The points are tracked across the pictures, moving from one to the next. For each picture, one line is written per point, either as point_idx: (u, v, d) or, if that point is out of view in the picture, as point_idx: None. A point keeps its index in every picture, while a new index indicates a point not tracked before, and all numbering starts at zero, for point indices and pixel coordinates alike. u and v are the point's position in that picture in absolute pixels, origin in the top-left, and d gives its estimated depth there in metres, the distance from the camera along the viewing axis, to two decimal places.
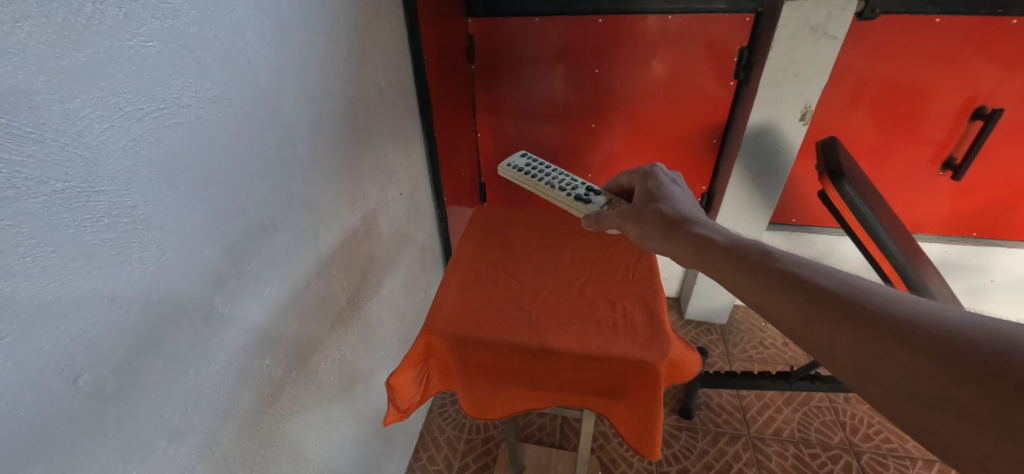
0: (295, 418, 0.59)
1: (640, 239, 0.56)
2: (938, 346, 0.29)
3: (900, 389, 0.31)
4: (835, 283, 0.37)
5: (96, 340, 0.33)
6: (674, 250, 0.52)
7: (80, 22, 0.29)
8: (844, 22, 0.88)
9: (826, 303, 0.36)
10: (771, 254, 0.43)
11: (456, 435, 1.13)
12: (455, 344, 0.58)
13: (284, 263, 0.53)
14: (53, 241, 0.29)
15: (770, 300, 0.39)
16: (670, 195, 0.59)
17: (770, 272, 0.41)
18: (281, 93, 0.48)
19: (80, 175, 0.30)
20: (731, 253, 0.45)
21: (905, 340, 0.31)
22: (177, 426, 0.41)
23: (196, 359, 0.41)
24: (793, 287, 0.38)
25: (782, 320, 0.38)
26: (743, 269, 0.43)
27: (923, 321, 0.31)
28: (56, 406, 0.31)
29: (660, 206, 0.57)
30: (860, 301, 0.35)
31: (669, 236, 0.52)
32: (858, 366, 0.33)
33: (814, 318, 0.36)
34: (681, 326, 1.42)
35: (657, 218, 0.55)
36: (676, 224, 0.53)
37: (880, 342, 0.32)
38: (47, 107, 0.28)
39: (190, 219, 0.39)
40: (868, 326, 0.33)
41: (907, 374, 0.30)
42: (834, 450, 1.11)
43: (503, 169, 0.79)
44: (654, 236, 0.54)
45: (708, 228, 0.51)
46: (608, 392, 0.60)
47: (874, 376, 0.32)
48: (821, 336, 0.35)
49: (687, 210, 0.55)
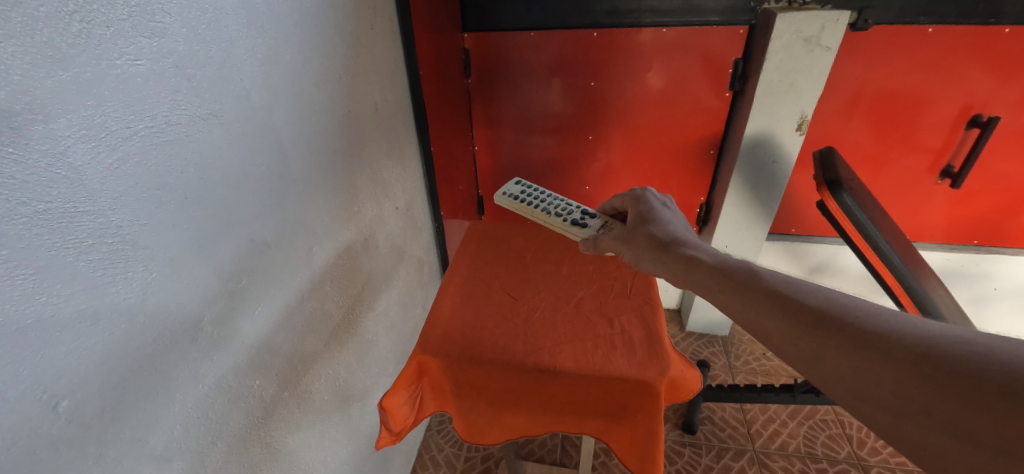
0: (288, 440, 0.58)
1: (634, 261, 0.55)
2: (920, 361, 0.29)
3: (885, 405, 0.30)
4: (819, 300, 0.37)
5: (79, 365, 0.32)
6: (667, 272, 0.50)
7: (66, 42, 0.29)
8: (836, 33, 0.89)
9: (813, 322, 0.35)
10: (761, 273, 0.42)
11: (455, 454, 1.10)
12: (449, 365, 0.57)
13: (275, 282, 0.52)
14: (33, 263, 0.28)
15: (758, 316, 0.39)
16: (662, 218, 0.58)
17: (758, 289, 0.40)
18: (273, 108, 0.48)
19: (63, 196, 0.29)
20: (720, 272, 0.44)
21: (888, 357, 0.31)
22: (162, 452, 0.39)
23: (182, 381, 0.40)
24: (782, 303, 0.38)
25: (771, 338, 0.37)
26: (731, 286, 0.42)
27: (903, 336, 0.31)
28: (33, 435, 0.30)
29: (651, 229, 0.56)
30: (844, 318, 0.34)
31: (660, 258, 0.51)
32: (844, 382, 0.32)
33: (801, 335, 0.35)
34: (682, 339, 1.41)
35: (649, 240, 0.54)
36: (668, 247, 0.52)
37: (865, 357, 0.31)
38: (30, 127, 0.27)
39: (178, 238, 0.38)
40: (852, 345, 0.32)
41: (894, 390, 0.30)
42: (842, 465, 1.08)
43: (498, 198, 0.77)
44: (646, 258, 0.53)
45: (698, 249, 0.50)
46: (608, 414, 0.58)
47: (861, 393, 0.31)
48: (806, 353, 0.35)
49: (679, 233, 0.54)
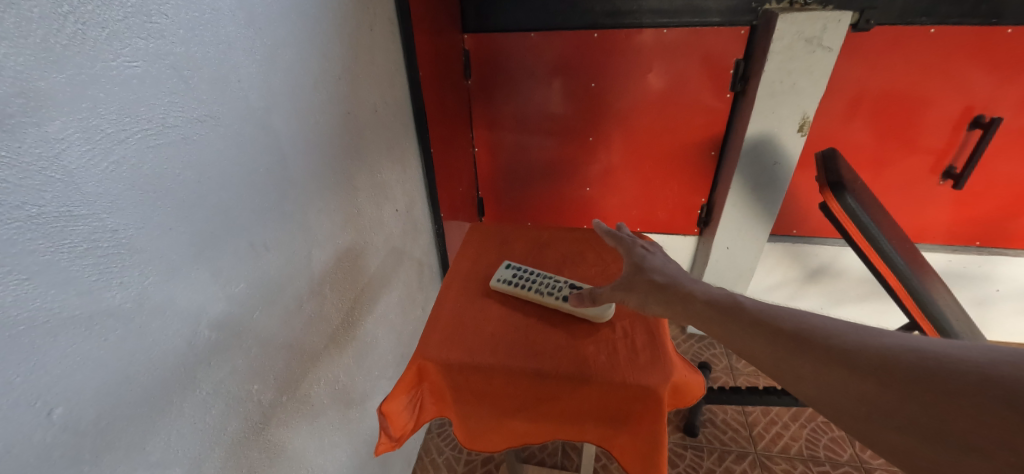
0: (287, 444, 0.57)
1: (640, 306, 0.50)
2: (882, 370, 0.30)
3: (856, 413, 0.31)
4: (793, 321, 0.38)
5: (75, 370, 0.31)
6: (673, 314, 0.47)
7: (60, 43, 0.28)
8: (838, 34, 0.88)
9: (789, 341, 0.36)
10: (741, 302, 0.42)
11: (455, 456, 1.10)
12: (449, 370, 0.56)
13: (274, 285, 0.51)
14: (27, 268, 0.28)
15: (741, 340, 0.39)
16: (652, 257, 0.55)
17: (741, 318, 0.40)
18: (271, 110, 0.47)
19: (57, 199, 0.29)
20: (720, 308, 0.43)
21: (854, 367, 0.32)
22: (159, 458, 0.39)
23: (178, 388, 0.40)
24: (761, 325, 0.38)
25: (756, 358, 0.38)
26: (723, 322, 0.41)
27: (865, 348, 0.32)
28: (27, 442, 0.29)
29: (648, 271, 0.52)
30: (817, 335, 0.35)
31: (671, 302, 0.47)
32: (821, 395, 0.33)
33: (780, 354, 0.36)
34: (682, 340, 1.40)
35: (651, 284, 0.50)
36: (668, 289, 0.48)
37: (838, 371, 0.32)
38: (23, 130, 0.27)
39: (175, 242, 0.38)
40: (824, 359, 0.33)
41: (862, 399, 0.31)
42: (844, 467, 1.08)
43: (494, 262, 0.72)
44: (654, 301, 0.49)
45: (704, 287, 0.47)
46: (609, 421, 0.58)
47: (836, 405, 0.32)
48: (785, 369, 0.35)
49: (676, 272, 0.51)
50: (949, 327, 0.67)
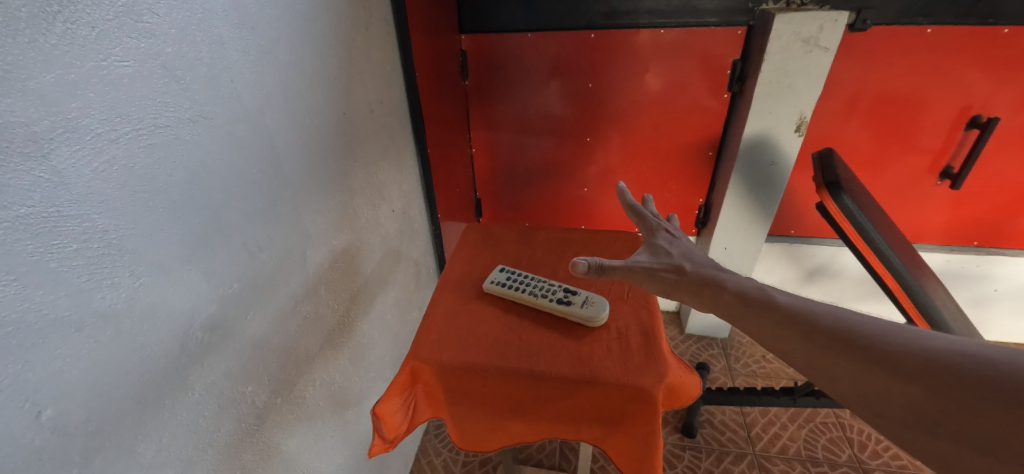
0: (281, 446, 0.57)
1: (664, 292, 0.50)
2: (926, 374, 0.30)
3: (897, 416, 0.31)
4: (830, 322, 0.37)
5: (63, 373, 0.31)
6: (699, 302, 0.48)
7: (48, 42, 0.28)
8: (836, 34, 0.88)
9: (828, 342, 0.36)
10: (771, 294, 0.43)
11: (453, 458, 1.09)
12: (442, 372, 0.56)
13: (268, 286, 0.51)
14: (15, 270, 0.28)
15: (778, 339, 0.39)
16: (678, 243, 0.54)
17: (775, 312, 0.41)
18: (265, 110, 0.47)
19: (45, 200, 0.29)
20: (748, 300, 0.43)
21: (898, 371, 0.31)
22: (150, 460, 0.38)
23: (169, 390, 0.39)
24: (796, 325, 0.38)
25: (788, 354, 0.39)
26: (753, 315, 0.42)
27: (911, 350, 0.32)
28: (16, 445, 0.29)
29: (675, 258, 0.51)
30: (857, 335, 0.35)
31: (701, 293, 0.47)
32: (860, 396, 0.33)
33: (819, 355, 0.36)
34: (681, 341, 1.40)
35: (679, 272, 0.50)
36: (698, 277, 0.48)
37: (879, 373, 0.32)
38: (12, 130, 0.27)
39: (167, 242, 0.37)
40: (864, 361, 0.33)
41: (906, 404, 0.30)
42: (842, 468, 1.07)
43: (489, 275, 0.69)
44: (683, 290, 0.49)
45: (734, 277, 0.47)
46: (604, 422, 0.58)
47: (876, 408, 0.32)
48: (824, 371, 0.35)
49: (703, 261, 0.51)
50: (945, 323, 0.66)
